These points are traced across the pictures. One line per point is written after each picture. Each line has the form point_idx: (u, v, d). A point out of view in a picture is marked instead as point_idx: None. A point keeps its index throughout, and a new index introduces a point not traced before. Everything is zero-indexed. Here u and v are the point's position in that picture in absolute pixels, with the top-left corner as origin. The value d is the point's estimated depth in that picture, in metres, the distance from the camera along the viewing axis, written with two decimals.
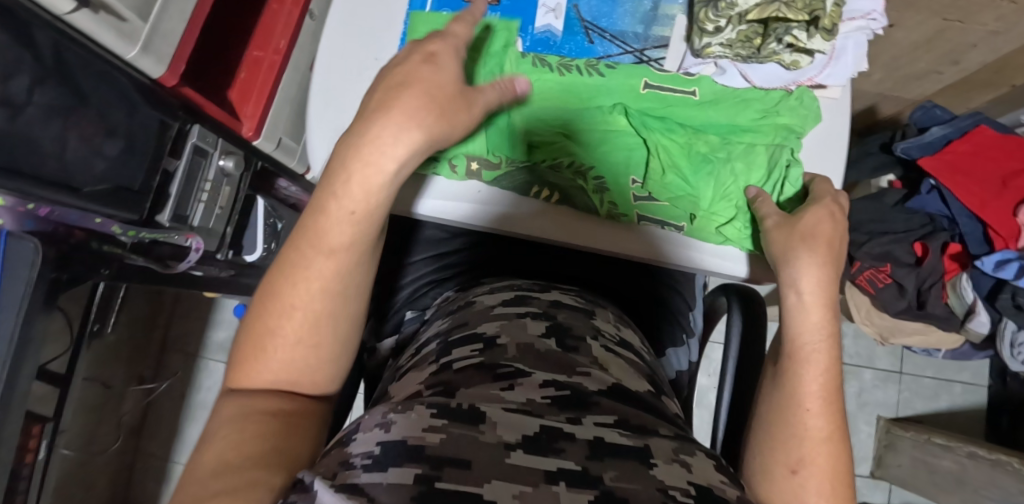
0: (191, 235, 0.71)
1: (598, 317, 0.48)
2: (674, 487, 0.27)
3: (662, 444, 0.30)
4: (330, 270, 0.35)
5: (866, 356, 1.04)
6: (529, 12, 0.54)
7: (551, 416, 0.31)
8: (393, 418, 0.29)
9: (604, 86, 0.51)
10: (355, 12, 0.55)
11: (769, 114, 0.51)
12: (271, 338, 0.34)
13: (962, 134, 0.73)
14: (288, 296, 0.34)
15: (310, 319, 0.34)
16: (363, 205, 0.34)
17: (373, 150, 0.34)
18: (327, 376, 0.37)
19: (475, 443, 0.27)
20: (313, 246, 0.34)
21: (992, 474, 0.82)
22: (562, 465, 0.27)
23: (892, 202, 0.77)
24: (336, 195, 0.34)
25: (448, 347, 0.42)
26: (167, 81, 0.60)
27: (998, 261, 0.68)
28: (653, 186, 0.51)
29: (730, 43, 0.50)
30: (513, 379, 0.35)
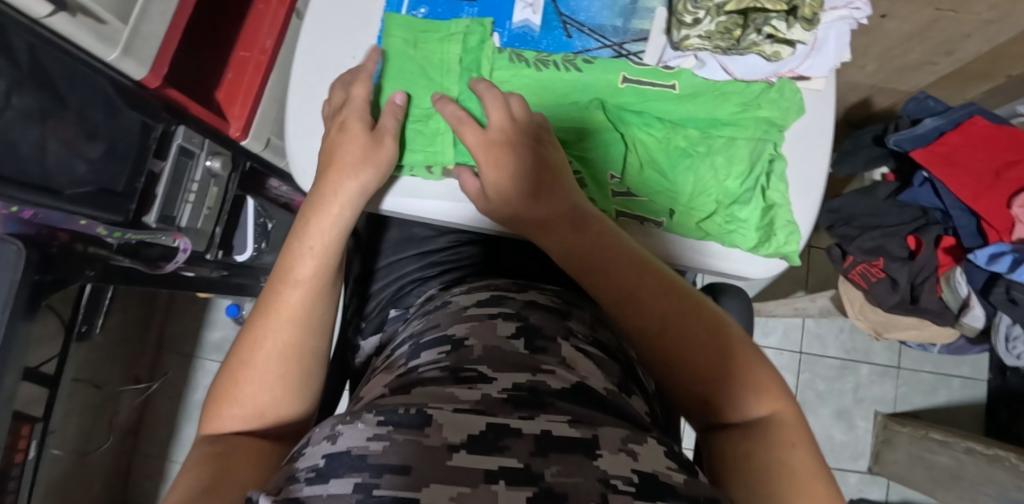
0: (178, 236, 0.71)
1: (572, 318, 0.48)
2: (616, 477, 0.27)
3: (612, 434, 0.30)
4: (296, 302, 0.40)
5: (863, 352, 1.03)
6: (507, 8, 0.54)
7: (504, 414, 0.30)
8: (340, 430, 0.28)
9: (581, 82, 0.51)
10: (332, 5, 0.55)
11: (749, 107, 0.51)
12: (241, 372, 0.38)
13: (956, 126, 0.71)
14: (258, 332, 0.39)
15: (274, 350, 0.38)
16: (323, 243, 0.43)
17: (328, 204, 0.44)
18: (293, 411, 0.40)
19: (420, 449, 0.27)
20: (283, 283, 0.41)
21: (989, 471, 0.81)
22: (504, 462, 0.26)
23: (887, 194, 0.77)
24: (305, 237, 0.43)
25: (418, 349, 0.42)
26: (150, 83, 0.60)
27: (992, 254, 0.66)
28: (632, 181, 0.50)
29: (709, 35, 0.49)
30: (472, 382, 0.34)
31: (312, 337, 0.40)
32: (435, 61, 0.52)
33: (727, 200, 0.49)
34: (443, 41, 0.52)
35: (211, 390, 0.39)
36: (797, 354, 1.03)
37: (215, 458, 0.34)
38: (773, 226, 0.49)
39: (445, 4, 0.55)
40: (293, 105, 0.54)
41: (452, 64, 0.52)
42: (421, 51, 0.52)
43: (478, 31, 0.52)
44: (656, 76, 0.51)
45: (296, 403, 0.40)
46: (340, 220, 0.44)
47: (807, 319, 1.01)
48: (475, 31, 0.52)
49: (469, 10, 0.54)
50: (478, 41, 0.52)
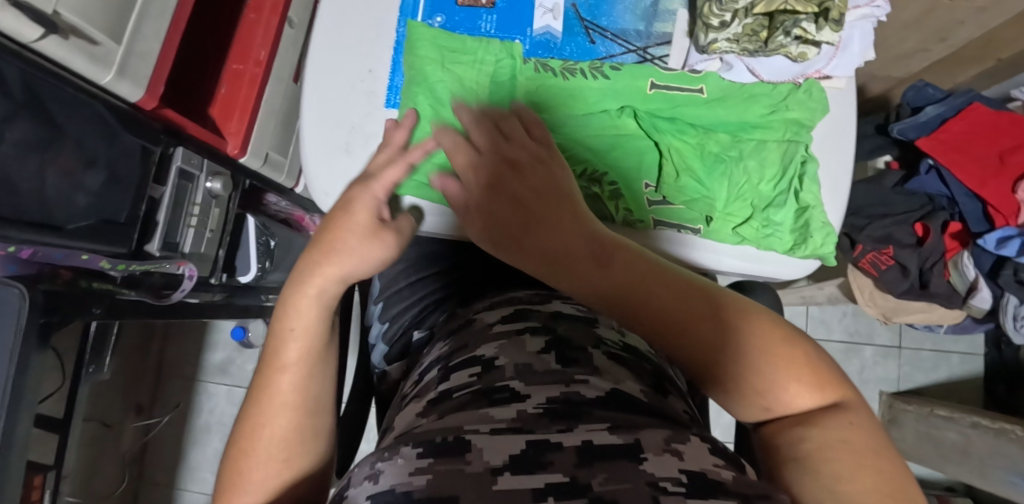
0: (183, 263, 0.67)
1: (600, 324, 0.47)
2: (664, 479, 0.27)
3: (653, 434, 0.30)
4: (290, 385, 0.37)
5: (866, 333, 1.05)
6: (526, 14, 0.52)
7: (543, 429, 0.31)
8: (381, 468, 0.29)
9: (609, 89, 0.49)
10: (344, 15, 0.53)
11: (778, 109, 0.50)
12: (243, 462, 0.34)
13: (957, 113, 0.73)
14: (254, 422, 0.35)
15: (276, 437, 0.35)
16: (308, 322, 0.39)
17: (308, 279, 0.39)
18: (302, 490, 0.36)
19: (462, 476, 0.27)
20: (271, 369, 0.37)
21: (996, 444, 0.84)
22: (549, 480, 0.27)
23: (892, 183, 0.78)
24: (287, 318, 0.39)
25: (447, 372, 0.41)
26: (145, 104, 0.57)
27: (1000, 238, 0.68)
28: (667, 189, 0.49)
29: (737, 38, 0.49)
30: (507, 402, 0.34)
31: (315, 416, 0.37)
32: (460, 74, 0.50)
33: (761, 204, 0.50)
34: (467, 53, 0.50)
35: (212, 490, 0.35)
36: None
37: None
38: (809, 228, 0.48)
39: (462, 12, 0.53)
40: (308, 123, 0.51)
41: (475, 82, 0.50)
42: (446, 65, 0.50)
43: (500, 43, 0.50)
44: (684, 81, 0.50)
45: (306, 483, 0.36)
46: (328, 296, 0.39)
47: (811, 306, 1.02)
48: (497, 43, 0.50)
49: (487, 17, 0.52)
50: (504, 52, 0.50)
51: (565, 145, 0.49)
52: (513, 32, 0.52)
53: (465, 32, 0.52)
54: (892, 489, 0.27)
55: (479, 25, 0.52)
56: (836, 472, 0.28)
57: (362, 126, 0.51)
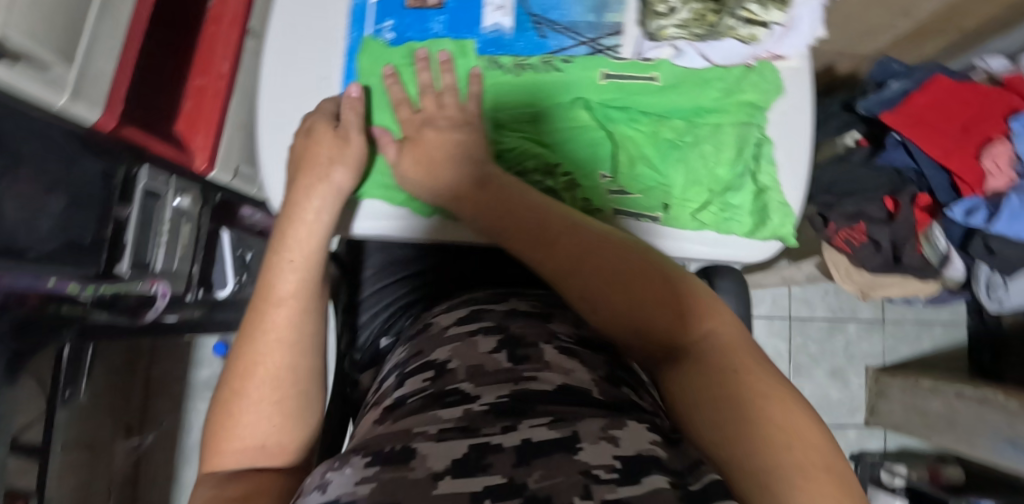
0: (156, 281, 0.68)
1: (555, 320, 0.47)
2: (598, 466, 0.27)
3: (591, 425, 0.31)
4: (283, 322, 0.37)
5: (849, 310, 1.06)
6: (476, 12, 0.52)
7: (487, 428, 0.31)
8: (328, 478, 0.28)
9: (565, 81, 0.50)
10: (293, 25, 0.52)
11: (732, 92, 0.50)
12: (234, 402, 0.35)
13: (920, 86, 0.74)
14: (248, 358, 0.36)
15: (269, 375, 0.35)
16: (302, 254, 0.40)
17: (301, 210, 0.43)
18: (295, 440, 0.36)
19: (403, 482, 0.27)
20: (265, 303, 0.38)
21: (980, 411, 0.85)
22: (489, 482, 0.26)
23: (862, 158, 0.78)
24: (283, 249, 0.41)
25: (404, 378, 0.42)
26: (105, 124, 0.58)
27: (967, 208, 0.69)
28: (623, 179, 0.49)
29: (685, 23, 0.50)
30: (459, 404, 0.34)
31: (311, 357, 0.38)
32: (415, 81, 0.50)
33: (719, 187, 0.50)
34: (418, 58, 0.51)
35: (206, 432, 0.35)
36: (786, 320, 1.05)
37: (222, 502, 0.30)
38: (768, 209, 0.49)
39: (413, 15, 0.52)
40: (266, 134, 0.51)
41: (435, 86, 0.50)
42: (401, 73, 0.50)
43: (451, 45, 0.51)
44: (634, 72, 0.50)
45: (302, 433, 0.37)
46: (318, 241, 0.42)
47: (793, 286, 1.03)
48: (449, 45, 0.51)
49: (438, 18, 0.52)
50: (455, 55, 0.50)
51: (521, 140, 0.49)
52: (463, 32, 0.51)
53: (416, 35, 0.52)
54: (803, 436, 0.28)
55: (431, 26, 0.52)
56: (754, 417, 0.29)
57: None
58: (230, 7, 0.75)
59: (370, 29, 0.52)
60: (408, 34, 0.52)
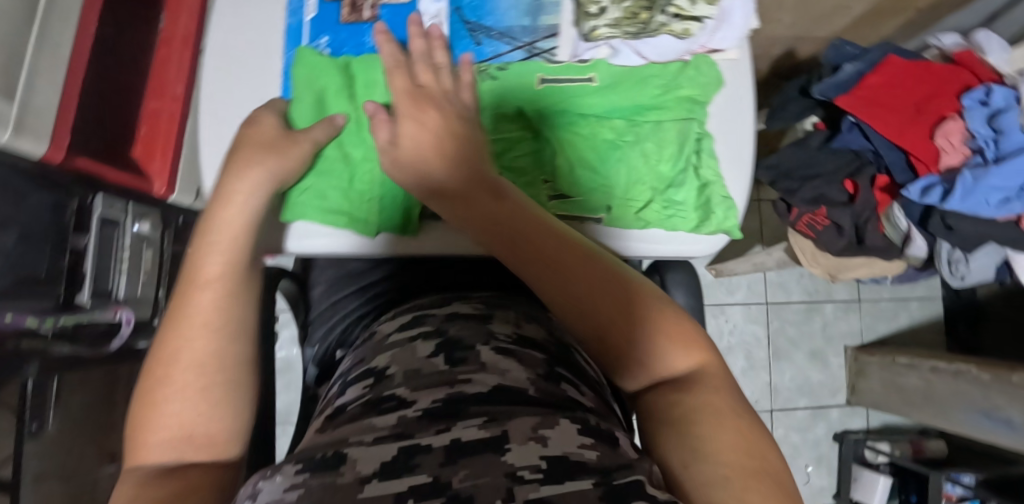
0: (120, 309, 0.69)
1: (495, 319, 0.47)
2: (523, 467, 0.27)
3: (521, 425, 0.31)
4: (209, 305, 0.35)
5: (825, 291, 1.06)
6: (410, 24, 0.52)
7: (421, 432, 0.31)
8: (259, 486, 0.28)
9: (499, 89, 0.50)
10: (230, 48, 0.52)
11: (670, 87, 0.50)
12: (158, 391, 0.33)
13: (873, 67, 0.73)
14: (170, 346, 0.34)
15: (192, 360, 0.33)
16: (230, 235, 0.39)
17: (231, 191, 0.41)
18: (229, 429, 0.34)
19: (330, 486, 0.26)
20: (190, 289, 0.36)
21: (955, 385, 0.85)
22: (413, 482, 0.26)
23: (819, 142, 0.77)
24: (210, 232, 0.39)
25: (345, 387, 0.42)
26: (54, 156, 0.57)
27: (923, 187, 0.69)
28: (563, 184, 0.50)
29: (616, 22, 0.50)
30: (394, 409, 0.34)
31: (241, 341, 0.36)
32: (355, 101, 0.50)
33: (661, 185, 0.50)
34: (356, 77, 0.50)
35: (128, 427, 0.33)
36: (763, 305, 1.05)
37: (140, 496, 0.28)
38: (710, 204, 0.50)
39: (347, 30, 0.52)
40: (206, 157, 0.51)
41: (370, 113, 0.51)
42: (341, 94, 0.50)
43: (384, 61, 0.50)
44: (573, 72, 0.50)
45: (238, 420, 0.34)
46: (244, 221, 0.40)
47: (767, 271, 1.03)
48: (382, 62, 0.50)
49: (372, 31, 0.52)
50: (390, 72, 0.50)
51: None
52: (398, 44, 0.52)
53: (351, 50, 0.52)
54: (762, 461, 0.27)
55: (365, 41, 0.52)
56: (714, 440, 0.28)
57: None
58: (179, 28, 0.74)
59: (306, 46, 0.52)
60: (343, 49, 0.52)
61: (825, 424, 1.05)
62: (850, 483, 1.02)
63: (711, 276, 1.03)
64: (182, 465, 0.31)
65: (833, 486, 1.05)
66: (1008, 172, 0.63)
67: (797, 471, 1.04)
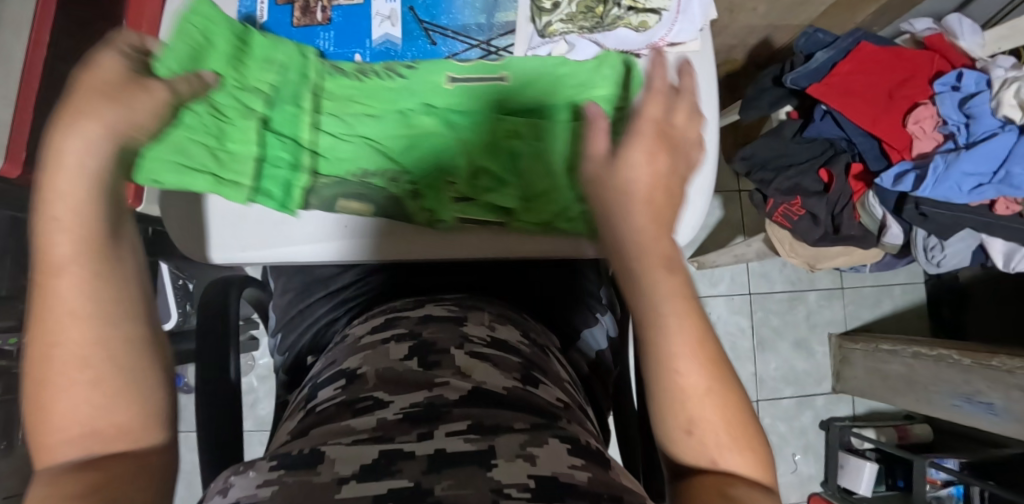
0: None
1: (469, 322, 0.47)
2: (510, 484, 0.27)
3: (509, 440, 0.31)
4: (71, 292, 0.28)
5: (808, 280, 1.06)
6: (363, 25, 0.51)
7: (401, 436, 0.31)
8: (231, 482, 0.29)
9: (405, 88, 0.48)
10: None
11: (584, 88, 0.48)
12: (42, 391, 0.27)
13: (845, 55, 0.72)
14: (40, 344, 0.27)
15: (70, 355, 0.27)
16: (70, 201, 0.29)
17: (53, 149, 0.30)
18: (144, 412, 0.28)
19: (308, 487, 0.27)
20: (40, 276, 0.28)
21: (937, 370, 0.85)
22: (392, 485, 0.27)
23: (792, 133, 0.76)
24: (43, 200, 0.29)
25: (316, 389, 0.41)
26: (9, 172, 0.56)
27: (896, 174, 0.68)
28: (463, 187, 0.48)
29: (571, 17, 0.50)
30: (369, 410, 0.34)
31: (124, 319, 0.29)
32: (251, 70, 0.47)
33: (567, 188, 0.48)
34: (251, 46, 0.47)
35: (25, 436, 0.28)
36: (747, 296, 1.05)
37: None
38: None
39: (298, 34, 0.51)
40: None
41: (261, 88, 0.47)
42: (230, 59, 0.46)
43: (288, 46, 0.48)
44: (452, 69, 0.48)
45: (149, 397, 0.29)
46: (92, 175, 0.30)
47: (750, 262, 1.03)
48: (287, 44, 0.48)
49: (324, 35, 0.51)
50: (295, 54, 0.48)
51: (358, 145, 0.48)
52: (351, 47, 0.51)
53: None
54: None
55: (317, 44, 0.51)
56: None
57: None
58: None
59: None
60: None
61: (811, 412, 1.06)
62: (837, 470, 1.02)
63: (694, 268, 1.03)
64: (98, 460, 0.26)
65: (820, 474, 1.05)
66: (979, 156, 0.62)
67: (785, 459, 1.04)
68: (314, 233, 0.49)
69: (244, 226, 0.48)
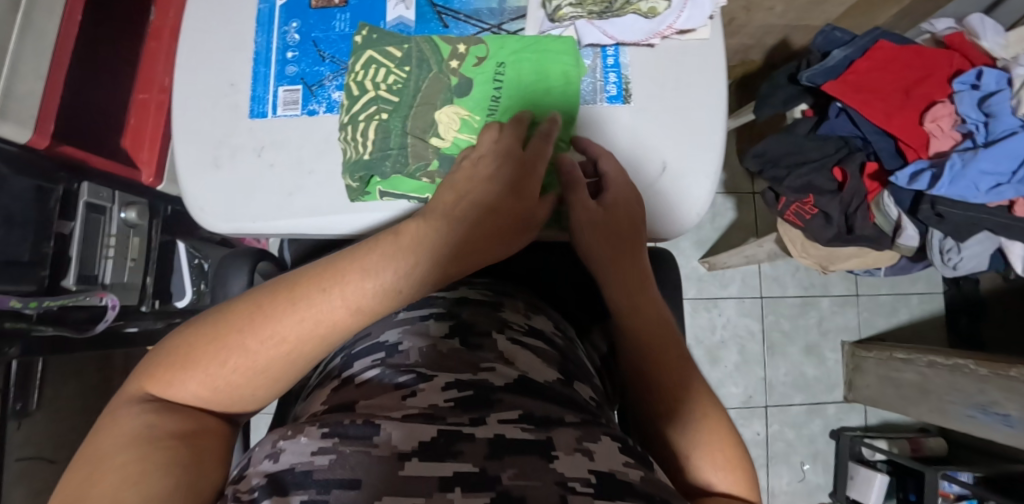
0: (104, 294, 0.68)
1: (506, 308, 0.49)
2: (574, 478, 0.29)
3: (565, 434, 0.32)
4: (256, 352, 0.33)
5: (821, 285, 1.05)
6: (379, 8, 0.53)
7: (454, 418, 0.32)
8: (281, 446, 0.29)
9: (411, 75, 0.49)
10: (201, 39, 0.53)
11: (514, 77, 0.50)
12: (196, 361, 0.33)
13: (863, 53, 0.72)
14: (217, 353, 0.33)
15: (222, 381, 0.33)
16: (317, 319, 0.34)
17: (346, 276, 0.35)
18: (239, 407, 0.35)
19: (369, 460, 0.28)
20: (264, 310, 0.34)
21: (952, 379, 0.83)
22: (458, 468, 0.28)
23: (806, 130, 0.77)
24: (318, 290, 0.34)
25: (350, 360, 0.42)
26: (38, 143, 0.59)
27: (912, 174, 0.67)
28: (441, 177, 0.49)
29: (580, 2, 0.49)
30: (415, 385, 0.35)
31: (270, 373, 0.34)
32: (485, 81, 0.50)
33: None
34: (499, 56, 0.50)
35: (181, 336, 0.35)
36: (758, 299, 1.04)
37: (152, 441, 0.30)
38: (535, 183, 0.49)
39: (317, 15, 0.53)
40: (180, 142, 0.51)
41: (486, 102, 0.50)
42: (500, 74, 0.50)
43: (471, 51, 0.50)
44: (527, 58, 0.50)
45: (243, 404, 0.35)
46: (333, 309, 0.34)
47: (762, 264, 1.01)
48: (479, 49, 0.50)
49: (341, 17, 0.53)
50: (435, 52, 0.50)
51: (385, 131, 0.48)
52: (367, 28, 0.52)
53: (320, 35, 0.52)
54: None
55: (334, 25, 0.53)
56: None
57: (229, 140, 0.51)
58: (168, 19, 0.76)
59: (277, 32, 0.53)
60: (312, 35, 0.52)
61: (821, 420, 1.03)
62: (847, 481, 1.00)
63: (704, 269, 1.02)
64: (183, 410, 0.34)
65: (829, 484, 1.03)
66: (998, 154, 0.62)
67: (792, 468, 1.02)
68: (321, 205, 0.49)
69: (253, 198, 0.50)
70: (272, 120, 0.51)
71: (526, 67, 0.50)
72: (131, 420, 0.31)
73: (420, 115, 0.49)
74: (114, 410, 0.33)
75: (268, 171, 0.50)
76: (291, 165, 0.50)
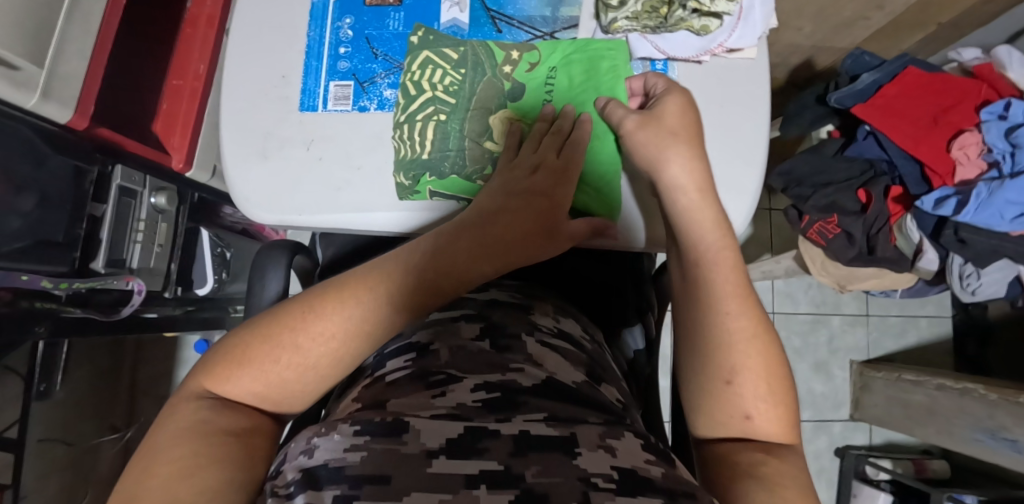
0: (131, 278, 0.68)
1: (536, 311, 0.50)
2: (596, 474, 0.29)
3: (589, 431, 0.32)
4: (311, 346, 0.34)
5: (833, 304, 1.06)
6: (433, 8, 0.53)
7: (481, 418, 0.33)
8: (316, 443, 0.30)
9: (466, 77, 0.50)
10: (255, 31, 0.53)
11: (565, 79, 0.51)
12: (250, 359, 0.34)
13: (892, 78, 0.73)
14: (271, 350, 0.34)
15: (277, 378, 0.34)
16: (368, 312, 0.36)
17: (391, 273, 0.38)
18: (290, 407, 0.35)
19: (397, 456, 0.29)
20: (316, 307, 0.35)
21: (960, 403, 0.84)
22: (483, 466, 0.29)
23: (834, 151, 0.78)
24: (367, 286, 0.36)
25: (383, 359, 0.43)
26: (77, 124, 0.58)
27: (938, 198, 0.68)
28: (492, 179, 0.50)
29: (636, 15, 0.50)
30: (444, 385, 0.36)
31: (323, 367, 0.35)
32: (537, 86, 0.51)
33: None
34: (551, 58, 0.50)
35: (229, 341, 0.35)
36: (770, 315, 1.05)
37: (207, 437, 0.31)
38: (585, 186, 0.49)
39: (371, 12, 0.53)
40: (228, 133, 0.51)
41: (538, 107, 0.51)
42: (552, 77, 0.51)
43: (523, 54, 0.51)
44: (578, 59, 0.50)
45: (294, 403, 0.35)
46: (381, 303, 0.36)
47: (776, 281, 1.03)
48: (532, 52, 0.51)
49: (395, 15, 0.53)
50: (488, 55, 0.51)
51: (440, 133, 0.49)
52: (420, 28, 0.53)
53: (374, 32, 0.53)
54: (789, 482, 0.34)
55: (387, 24, 0.53)
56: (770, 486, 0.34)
57: (279, 131, 0.51)
58: (205, 7, 0.76)
59: (330, 26, 0.53)
60: (366, 32, 0.53)
61: (827, 437, 1.05)
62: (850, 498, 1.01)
63: None
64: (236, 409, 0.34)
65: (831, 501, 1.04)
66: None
67: None
68: (367, 202, 0.50)
69: (299, 190, 0.50)
70: (322, 114, 0.51)
71: (578, 69, 0.50)
72: (189, 416, 0.32)
73: (473, 119, 0.50)
74: (173, 408, 0.33)
75: (315, 164, 0.50)
76: (338, 159, 0.50)
